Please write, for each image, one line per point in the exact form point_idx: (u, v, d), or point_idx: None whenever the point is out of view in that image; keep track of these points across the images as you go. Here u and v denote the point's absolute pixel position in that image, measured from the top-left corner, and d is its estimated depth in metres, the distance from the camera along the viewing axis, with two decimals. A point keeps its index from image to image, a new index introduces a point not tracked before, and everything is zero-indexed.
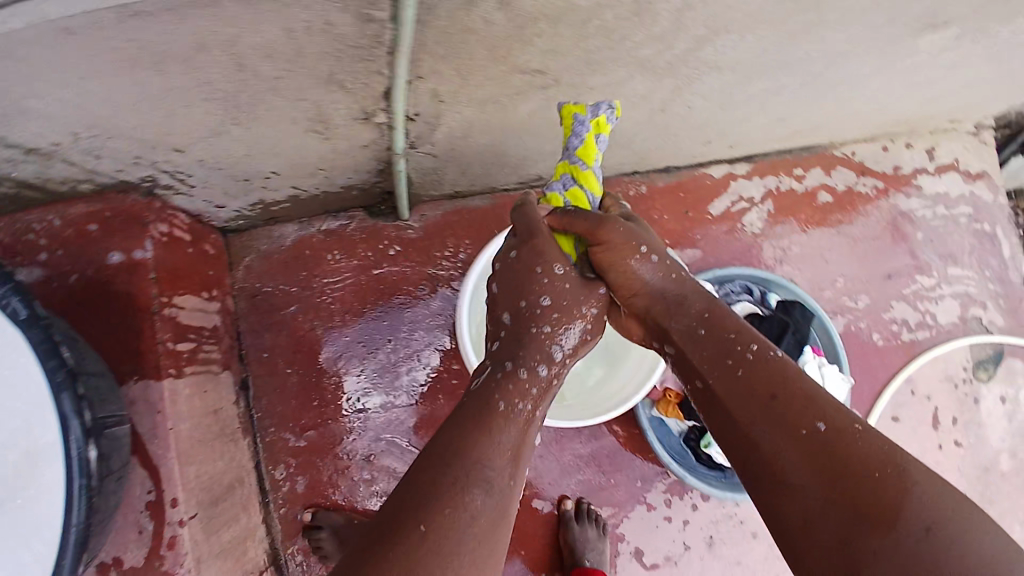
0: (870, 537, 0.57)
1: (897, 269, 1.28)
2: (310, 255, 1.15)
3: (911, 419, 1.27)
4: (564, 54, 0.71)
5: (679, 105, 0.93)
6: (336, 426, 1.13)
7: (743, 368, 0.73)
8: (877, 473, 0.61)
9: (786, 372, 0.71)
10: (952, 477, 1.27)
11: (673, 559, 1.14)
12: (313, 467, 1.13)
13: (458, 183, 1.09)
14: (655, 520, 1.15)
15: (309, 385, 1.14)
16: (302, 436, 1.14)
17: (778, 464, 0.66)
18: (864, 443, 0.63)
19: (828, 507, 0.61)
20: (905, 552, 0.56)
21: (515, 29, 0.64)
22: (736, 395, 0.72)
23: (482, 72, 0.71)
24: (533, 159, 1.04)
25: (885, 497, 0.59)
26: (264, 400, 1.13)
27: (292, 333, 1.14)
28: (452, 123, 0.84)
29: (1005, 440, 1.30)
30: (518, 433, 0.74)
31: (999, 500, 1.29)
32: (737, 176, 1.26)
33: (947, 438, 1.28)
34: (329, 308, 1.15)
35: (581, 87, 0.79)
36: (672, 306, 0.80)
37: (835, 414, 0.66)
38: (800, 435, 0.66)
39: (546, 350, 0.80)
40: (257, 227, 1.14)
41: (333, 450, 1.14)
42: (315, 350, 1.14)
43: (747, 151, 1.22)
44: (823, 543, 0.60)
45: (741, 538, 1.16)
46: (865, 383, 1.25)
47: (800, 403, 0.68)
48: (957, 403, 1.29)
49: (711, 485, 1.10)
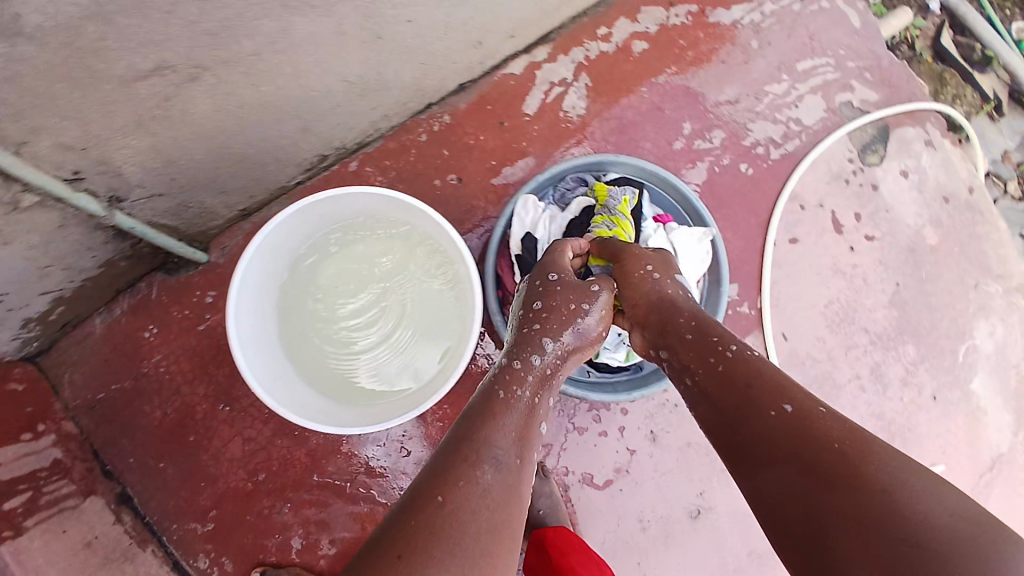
0: (836, 506, 0.55)
1: (741, 89, 1.16)
2: (127, 341, 1.05)
3: (810, 234, 1.16)
4: (167, 36, 0.57)
5: (394, 24, 0.78)
6: (237, 491, 1.05)
7: (722, 363, 0.70)
8: (849, 450, 0.57)
9: (760, 367, 0.69)
10: (874, 273, 1.17)
11: (624, 468, 1.08)
12: (231, 541, 1.04)
13: (235, 204, 0.94)
14: (591, 440, 1.08)
15: (191, 466, 1.05)
16: (208, 517, 1.04)
17: (759, 447, 0.63)
18: (836, 426, 0.60)
19: (793, 484, 0.59)
20: (873, 527, 0.52)
21: (59, 35, 0.51)
22: (713, 389, 0.70)
23: (91, 96, 0.58)
24: (288, 146, 0.89)
25: (856, 471, 0.56)
26: (153, 500, 1.04)
27: (149, 424, 1.05)
28: (131, 156, 0.70)
29: (921, 213, 1.20)
30: (524, 416, 0.67)
31: (935, 274, 1.19)
32: (539, 63, 1.09)
33: (856, 238, 1.17)
34: (173, 383, 1.05)
35: (236, 56, 0.64)
36: (666, 316, 0.78)
37: (811, 401, 0.63)
38: (773, 420, 0.63)
39: (537, 342, 0.75)
40: (59, 338, 1.02)
41: (245, 515, 1.04)
42: (180, 430, 1.05)
43: (535, 32, 1.06)
44: (790, 519, 0.58)
45: (681, 419, 1.10)
46: (752, 219, 1.14)
47: (774, 388, 0.65)
48: (854, 198, 1.18)
49: (619, 390, 1.03)
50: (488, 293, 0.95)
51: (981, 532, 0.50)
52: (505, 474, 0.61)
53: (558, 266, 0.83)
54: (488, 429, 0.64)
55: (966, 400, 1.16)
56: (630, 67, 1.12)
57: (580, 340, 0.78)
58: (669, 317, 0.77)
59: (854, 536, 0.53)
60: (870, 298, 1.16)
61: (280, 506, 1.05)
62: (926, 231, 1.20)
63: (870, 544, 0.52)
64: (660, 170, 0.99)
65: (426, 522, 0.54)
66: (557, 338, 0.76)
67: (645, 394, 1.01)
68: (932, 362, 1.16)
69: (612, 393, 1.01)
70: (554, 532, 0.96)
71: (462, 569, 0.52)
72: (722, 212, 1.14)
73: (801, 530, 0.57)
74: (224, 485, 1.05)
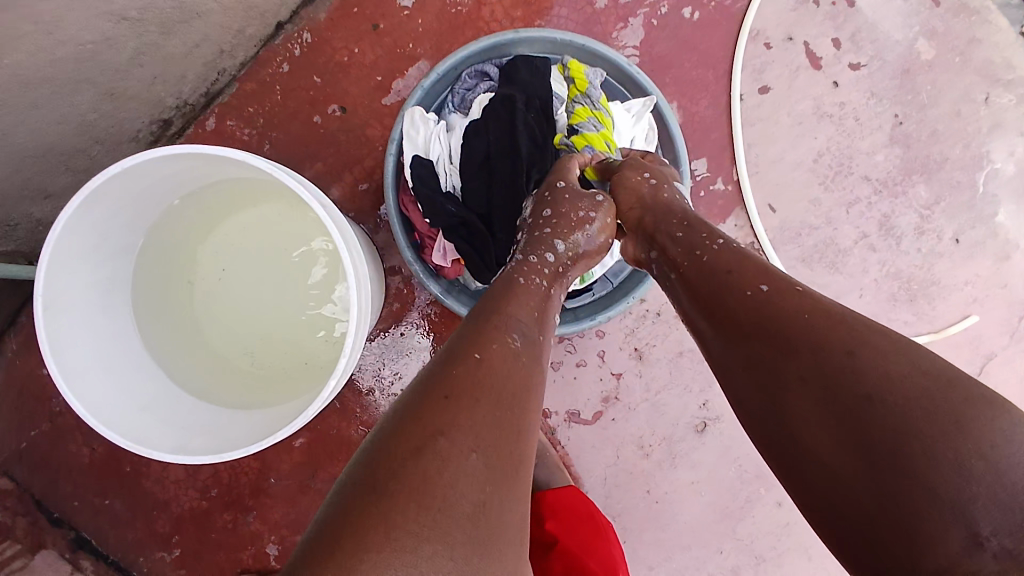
0: (795, 377, 0.45)
1: None
2: (26, 381, 0.90)
3: (782, 77, 0.96)
4: None
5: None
6: (195, 510, 0.90)
7: (703, 254, 0.57)
8: (835, 343, 0.44)
9: (746, 259, 0.55)
10: (866, 109, 0.97)
11: (612, 397, 0.92)
12: (204, 564, 0.90)
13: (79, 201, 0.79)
14: (568, 373, 0.91)
15: (137, 498, 0.90)
16: (174, 544, 0.90)
17: (730, 326, 0.52)
18: (807, 304, 0.48)
19: (752, 363, 0.49)
20: (848, 422, 0.42)
21: None
22: (686, 275, 0.57)
23: None
24: (101, 111, 0.70)
25: (824, 344, 0.45)
26: (111, 539, 0.90)
27: (80, 464, 0.90)
28: None
29: (911, 22, 0.98)
30: (548, 298, 0.57)
31: (936, 94, 0.98)
32: None
33: (838, 71, 0.97)
34: None
35: None
36: (658, 215, 0.63)
37: (787, 281, 0.51)
38: (738, 302, 0.51)
39: (548, 239, 0.61)
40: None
41: (210, 534, 0.90)
42: (115, 462, 0.90)
43: None
44: (752, 397, 0.49)
45: (669, 328, 0.93)
46: (709, 74, 0.94)
47: (756, 272, 0.53)
48: (829, 21, 0.96)
49: (581, 314, 0.85)
50: (397, 237, 0.75)
51: (958, 409, 0.39)
52: (532, 345, 0.52)
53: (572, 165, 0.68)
54: (503, 303, 0.54)
55: (992, 237, 0.99)
56: None
57: (592, 245, 0.64)
58: (665, 225, 0.62)
59: (816, 418, 0.44)
60: (866, 139, 0.97)
61: (244, 517, 0.90)
62: (919, 43, 0.98)
63: (833, 424, 0.42)
64: (576, 39, 0.78)
65: (456, 379, 0.45)
66: (570, 240, 0.62)
67: (613, 314, 0.81)
68: (948, 201, 0.98)
69: (573, 322, 0.81)
70: (558, 493, 0.78)
71: (490, 438, 0.43)
72: (670, 74, 0.94)
73: (761, 410, 0.48)
74: (179, 508, 0.90)
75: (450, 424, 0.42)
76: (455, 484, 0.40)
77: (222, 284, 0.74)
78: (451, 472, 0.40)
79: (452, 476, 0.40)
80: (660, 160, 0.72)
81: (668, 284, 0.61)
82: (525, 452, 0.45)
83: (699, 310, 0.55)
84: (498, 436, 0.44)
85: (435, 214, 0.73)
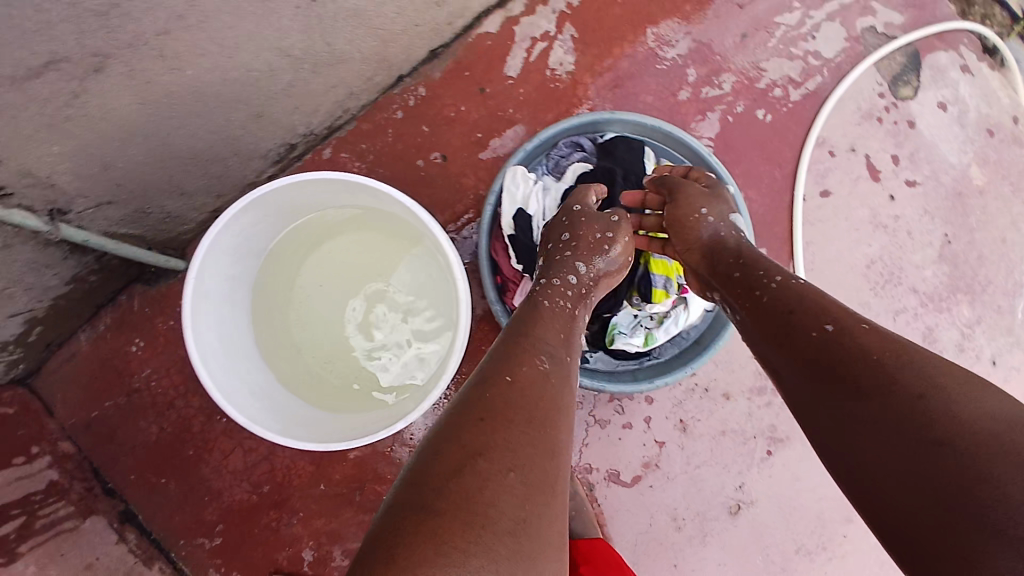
0: (852, 402, 0.48)
1: (750, 25, 1.03)
2: (113, 358, 0.94)
3: (843, 183, 1.03)
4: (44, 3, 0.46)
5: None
6: (243, 504, 0.94)
7: (766, 294, 0.62)
8: (896, 367, 0.47)
9: (814, 296, 0.59)
10: (919, 223, 1.04)
11: (653, 463, 0.96)
12: (240, 557, 0.93)
13: (202, 202, 0.86)
14: (615, 433, 0.95)
15: (191, 483, 0.94)
16: (215, 533, 0.94)
17: (795, 355, 0.55)
18: (869, 337, 0.51)
19: (816, 389, 0.51)
20: (907, 441, 0.43)
21: None
22: (758, 314, 0.62)
23: None
24: (246, 131, 0.80)
25: (882, 375, 0.47)
26: (158, 517, 0.93)
27: (145, 443, 0.94)
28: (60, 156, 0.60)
29: (966, 150, 1.06)
30: (566, 324, 0.65)
31: (985, 218, 1.05)
32: (516, 19, 0.98)
33: (895, 184, 1.04)
34: (164, 396, 0.94)
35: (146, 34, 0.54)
36: (715, 254, 0.71)
37: (852, 317, 0.54)
38: (805, 339, 0.55)
39: (567, 263, 0.72)
40: (44, 360, 0.92)
41: (253, 529, 0.94)
42: (177, 447, 0.94)
43: None
44: (813, 417, 0.51)
45: (715, 405, 0.97)
46: (776, 171, 1.02)
47: (820, 311, 0.56)
48: (890, 139, 1.04)
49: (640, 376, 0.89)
50: (484, 280, 0.84)
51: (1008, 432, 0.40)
52: (559, 367, 0.58)
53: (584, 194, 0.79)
54: (534, 331, 0.61)
55: None
56: (621, 12, 1.00)
57: (609, 266, 0.74)
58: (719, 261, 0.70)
59: (873, 435, 0.45)
60: (917, 253, 1.03)
61: (288, 518, 0.94)
62: (972, 171, 1.05)
63: (891, 438, 0.44)
64: (666, 126, 0.88)
65: (500, 406, 0.51)
66: (590, 262, 0.72)
67: (671, 379, 0.86)
68: (990, 320, 1.03)
69: (633, 383, 0.85)
70: (591, 545, 0.82)
71: (520, 455, 0.47)
72: (740, 167, 1.02)
73: (824, 433, 0.50)
74: (229, 498, 0.94)
75: (488, 446, 0.47)
76: (495, 502, 0.44)
77: (316, 286, 0.83)
78: (492, 489, 0.44)
79: (496, 491, 0.45)
80: (710, 176, 0.81)
81: (734, 320, 0.66)
82: (558, 470, 0.49)
83: (767, 344, 0.59)
84: (533, 454, 0.48)
85: (533, 266, 0.82)
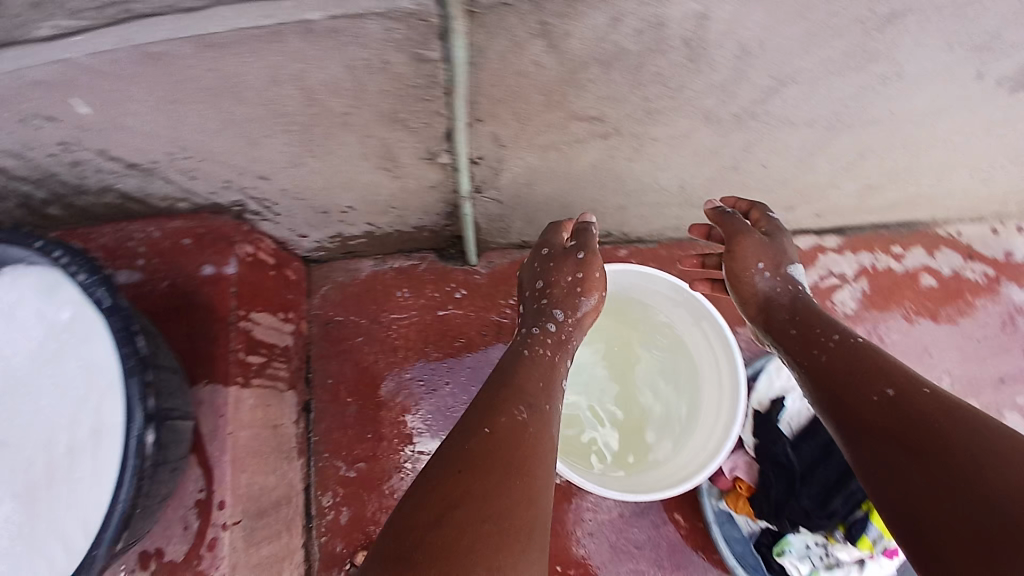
0: (903, 466, 0.58)
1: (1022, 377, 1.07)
2: (379, 290, 1.11)
3: None
4: (622, 102, 0.67)
5: (753, 164, 0.83)
6: (388, 461, 1.04)
7: (828, 354, 0.73)
8: (940, 422, 0.58)
9: (873, 355, 0.70)
10: None
11: None
12: (358, 500, 1.03)
13: (526, 234, 1.04)
14: None
15: (366, 418, 1.06)
16: (352, 467, 1.04)
17: (857, 420, 0.65)
18: (928, 403, 0.61)
19: (884, 458, 0.60)
20: (946, 500, 0.53)
21: (568, 74, 0.62)
22: (835, 369, 0.71)
23: (540, 116, 0.69)
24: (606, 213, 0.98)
25: (933, 437, 0.57)
26: (323, 426, 1.06)
27: (356, 364, 1.08)
28: (517, 169, 0.79)
29: None
30: (546, 370, 0.81)
31: None
32: (827, 250, 1.11)
33: None
34: (395, 345, 1.09)
35: (644, 136, 0.74)
36: (793, 311, 0.82)
37: (917, 383, 0.64)
38: (865, 400, 0.65)
39: (547, 312, 0.89)
40: (336, 261, 1.11)
41: (380, 486, 1.03)
42: (376, 384, 1.07)
43: (837, 222, 1.08)
44: (878, 471, 0.60)
45: None
46: None
47: (873, 372, 0.67)
48: None
49: None
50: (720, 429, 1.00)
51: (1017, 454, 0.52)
52: (534, 418, 0.72)
53: (759, 252, 0.85)
54: (520, 381, 0.77)
55: None
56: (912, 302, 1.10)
57: (583, 311, 0.91)
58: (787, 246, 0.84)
59: (919, 485, 0.55)
60: None
61: None
62: None
63: (938, 476, 0.54)
64: None
65: (513, 439, 0.68)
66: (568, 312, 0.89)
67: None
68: None
69: None
70: None
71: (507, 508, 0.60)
72: None
73: (891, 502, 0.58)
74: (385, 448, 1.05)
75: (458, 499, 0.59)
76: (470, 544, 0.56)
77: (611, 343, 1.10)
78: (468, 539, 0.56)
79: (514, 484, 0.63)
80: (767, 217, 0.89)
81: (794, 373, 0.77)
82: (536, 522, 0.61)
83: (837, 398, 0.69)
84: (519, 505, 0.61)
85: (772, 448, 0.95)
